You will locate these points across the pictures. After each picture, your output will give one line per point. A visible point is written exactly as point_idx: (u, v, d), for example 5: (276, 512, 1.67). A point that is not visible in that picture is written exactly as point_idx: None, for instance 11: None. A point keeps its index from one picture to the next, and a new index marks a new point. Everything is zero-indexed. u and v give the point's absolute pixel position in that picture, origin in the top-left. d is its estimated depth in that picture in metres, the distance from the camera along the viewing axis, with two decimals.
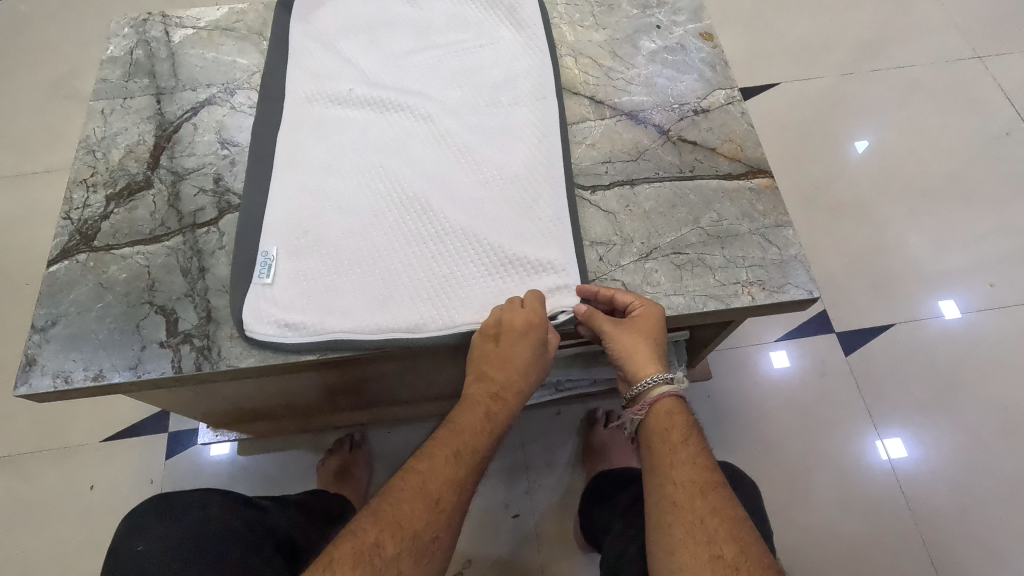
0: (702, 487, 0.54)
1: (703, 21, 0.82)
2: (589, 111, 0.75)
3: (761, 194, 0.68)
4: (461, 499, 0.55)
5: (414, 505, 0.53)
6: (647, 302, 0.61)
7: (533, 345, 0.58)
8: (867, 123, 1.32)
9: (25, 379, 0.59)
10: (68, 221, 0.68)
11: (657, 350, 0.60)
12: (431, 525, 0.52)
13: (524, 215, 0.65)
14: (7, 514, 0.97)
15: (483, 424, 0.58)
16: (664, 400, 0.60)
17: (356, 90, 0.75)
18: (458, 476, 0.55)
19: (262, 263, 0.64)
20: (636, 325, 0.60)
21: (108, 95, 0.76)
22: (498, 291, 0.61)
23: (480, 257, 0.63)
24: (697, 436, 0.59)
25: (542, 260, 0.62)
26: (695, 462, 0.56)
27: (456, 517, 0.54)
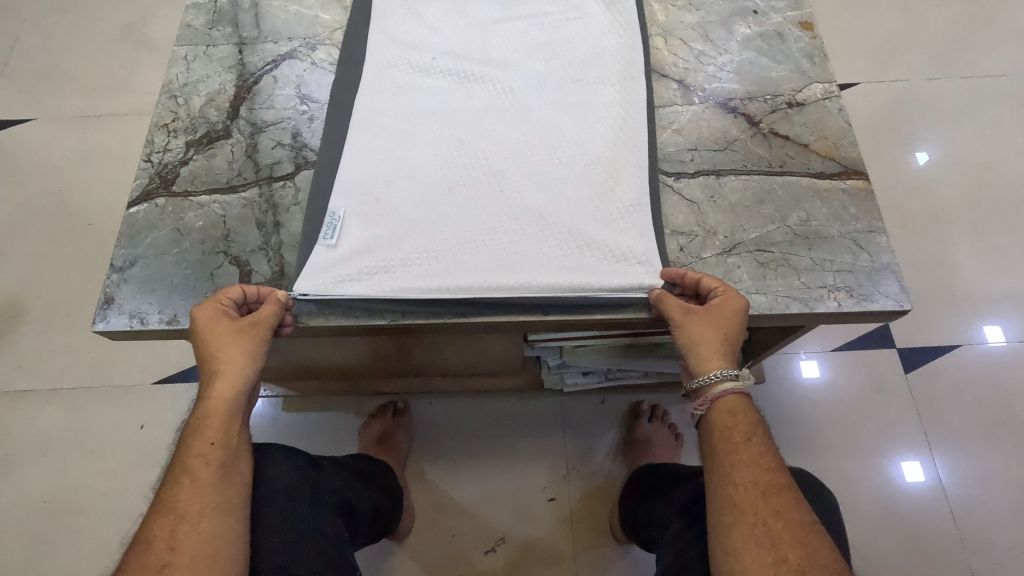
0: (765, 490, 0.53)
1: (803, 9, 0.78)
2: (676, 96, 0.72)
3: (855, 197, 0.65)
4: (185, 515, 0.50)
5: (133, 554, 0.49)
6: (729, 292, 0.58)
7: (207, 327, 0.54)
8: (950, 132, 1.26)
9: (103, 316, 0.60)
10: (148, 164, 0.68)
11: (730, 344, 0.58)
12: (150, 561, 0.48)
13: (604, 197, 0.63)
14: (62, 443, 1.01)
15: (192, 434, 0.53)
16: (727, 397, 0.57)
17: (437, 58, 0.73)
18: (167, 501, 0.50)
19: (328, 223, 0.61)
20: (714, 316, 0.57)
21: (192, 41, 0.76)
22: (577, 273, 0.59)
23: (557, 238, 0.61)
24: (760, 435, 0.56)
25: (622, 246, 0.60)
26: (759, 463, 0.54)
27: (180, 536, 0.49)
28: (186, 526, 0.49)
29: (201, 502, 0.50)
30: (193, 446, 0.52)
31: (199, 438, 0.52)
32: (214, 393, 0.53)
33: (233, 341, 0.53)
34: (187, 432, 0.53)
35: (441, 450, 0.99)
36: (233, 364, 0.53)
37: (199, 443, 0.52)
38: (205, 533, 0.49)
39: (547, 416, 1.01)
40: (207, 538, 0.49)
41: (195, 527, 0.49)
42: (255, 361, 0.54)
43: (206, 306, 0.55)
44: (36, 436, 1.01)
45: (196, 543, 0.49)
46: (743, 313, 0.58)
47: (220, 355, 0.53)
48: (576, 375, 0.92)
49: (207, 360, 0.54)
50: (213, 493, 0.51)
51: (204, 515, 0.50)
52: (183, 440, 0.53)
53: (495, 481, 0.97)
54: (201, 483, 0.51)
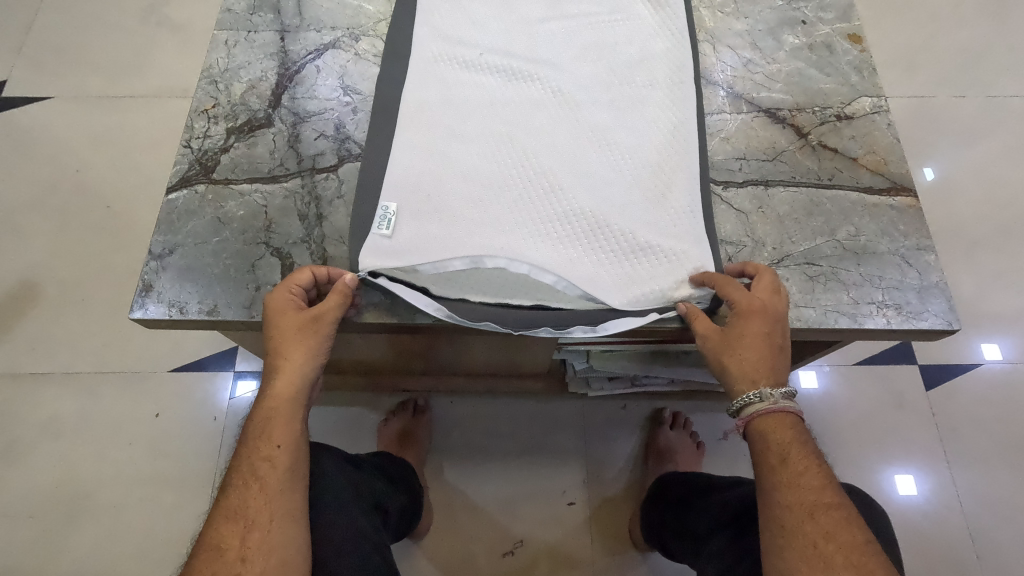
0: (811, 510, 0.50)
1: (852, 21, 0.77)
2: (724, 104, 0.71)
3: (904, 214, 0.65)
4: (253, 521, 0.48)
5: (199, 562, 0.47)
6: (745, 300, 0.56)
7: (282, 316, 0.53)
8: (976, 150, 1.25)
9: (141, 304, 0.59)
10: (188, 149, 0.67)
11: (748, 361, 0.55)
12: (220, 570, 0.46)
13: (656, 204, 0.63)
14: (75, 429, 0.99)
15: (257, 431, 0.51)
16: (763, 416, 0.54)
17: (485, 55, 0.72)
18: (234, 505, 0.48)
19: (381, 216, 0.61)
20: (738, 333, 0.55)
21: (232, 26, 0.75)
22: (631, 278, 0.60)
23: (609, 243, 0.61)
24: (801, 450, 0.53)
25: (675, 253, 0.60)
26: (803, 483, 0.51)
27: (252, 541, 0.47)
28: (255, 532, 0.47)
29: (270, 508, 0.48)
30: (259, 445, 0.50)
31: (263, 436, 0.51)
32: (280, 388, 0.51)
33: (307, 332, 0.53)
34: (252, 429, 0.52)
35: (461, 451, 0.98)
36: (298, 357, 0.52)
37: (265, 441, 0.50)
38: (276, 540, 0.47)
39: (569, 420, 1.00)
40: (277, 546, 0.47)
41: (265, 535, 0.47)
42: (320, 356, 0.53)
43: (276, 294, 0.54)
44: (49, 420, 0.99)
45: (266, 552, 0.47)
46: (765, 324, 0.55)
47: (292, 346, 0.52)
48: (602, 380, 0.92)
49: (272, 352, 0.53)
50: (282, 498, 0.49)
51: (273, 521, 0.48)
52: (248, 437, 0.51)
53: (514, 483, 0.96)
54: (269, 486, 0.49)
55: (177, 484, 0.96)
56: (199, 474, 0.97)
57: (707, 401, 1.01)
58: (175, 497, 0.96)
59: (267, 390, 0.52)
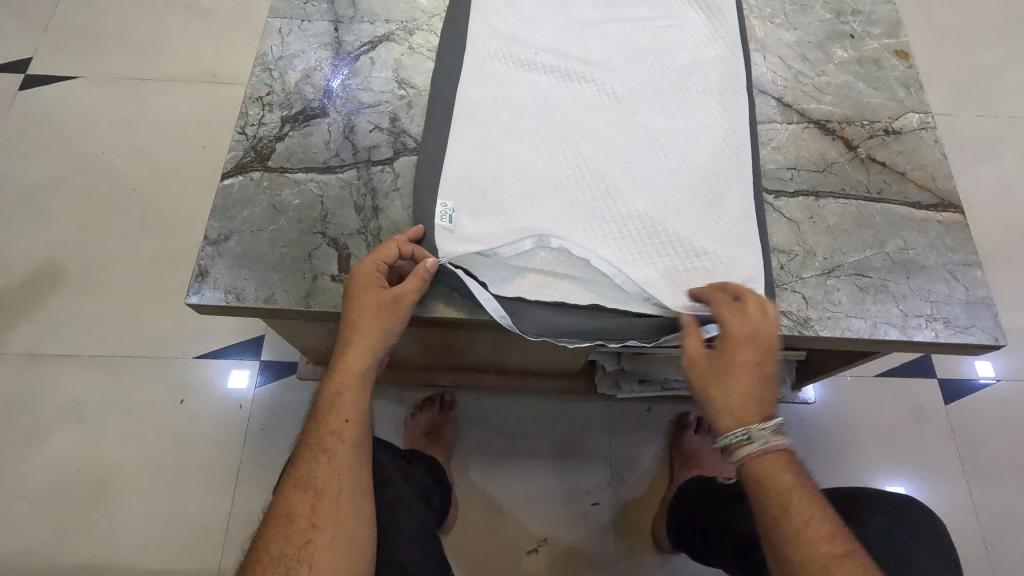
0: (825, 561, 0.48)
1: (900, 37, 0.78)
2: (775, 113, 0.72)
3: (951, 229, 0.66)
4: (323, 491, 0.53)
5: (271, 525, 0.52)
6: (738, 327, 0.54)
7: (364, 291, 0.56)
8: (999, 169, 1.27)
9: (197, 289, 0.59)
10: (243, 136, 0.67)
11: (738, 396, 0.53)
12: (293, 535, 0.51)
13: (712, 210, 0.63)
14: (99, 412, 0.99)
15: (328, 403, 0.56)
16: (761, 459, 0.52)
17: (540, 55, 0.71)
18: (304, 475, 0.53)
19: (442, 212, 0.61)
20: (729, 363, 0.54)
21: (286, 14, 0.74)
22: (688, 282, 0.60)
23: (666, 247, 0.61)
24: (802, 495, 0.51)
25: (731, 260, 0.61)
26: (812, 535, 0.49)
27: (323, 510, 0.52)
28: (325, 501, 0.52)
29: (338, 480, 0.53)
30: (329, 417, 0.55)
31: (333, 409, 0.56)
32: (353, 362, 0.56)
33: (386, 313, 0.56)
34: (324, 396, 0.56)
35: (486, 448, 0.98)
36: (373, 337, 0.56)
37: (335, 414, 0.55)
38: (344, 511, 0.53)
39: (594, 420, 1.01)
40: (346, 517, 0.52)
41: (334, 505, 0.52)
42: (392, 337, 0.57)
43: (362, 266, 0.57)
44: (74, 402, 0.99)
45: (335, 522, 0.52)
46: (757, 355, 0.54)
47: (371, 324, 0.56)
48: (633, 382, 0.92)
49: (349, 327, 0.56)
50: (349, 471, 0.54)
51: (342, 493, 0.53)
52: (321, 406, 0.56)
53: (539, 482, 0.97)
54: (338, 458, 0.54)
55: (199, 471, 0.96)
56: (222, 462, 0.96)
57: None
58: (197, 485, 0.95)
59: (340, 364, 0.56)
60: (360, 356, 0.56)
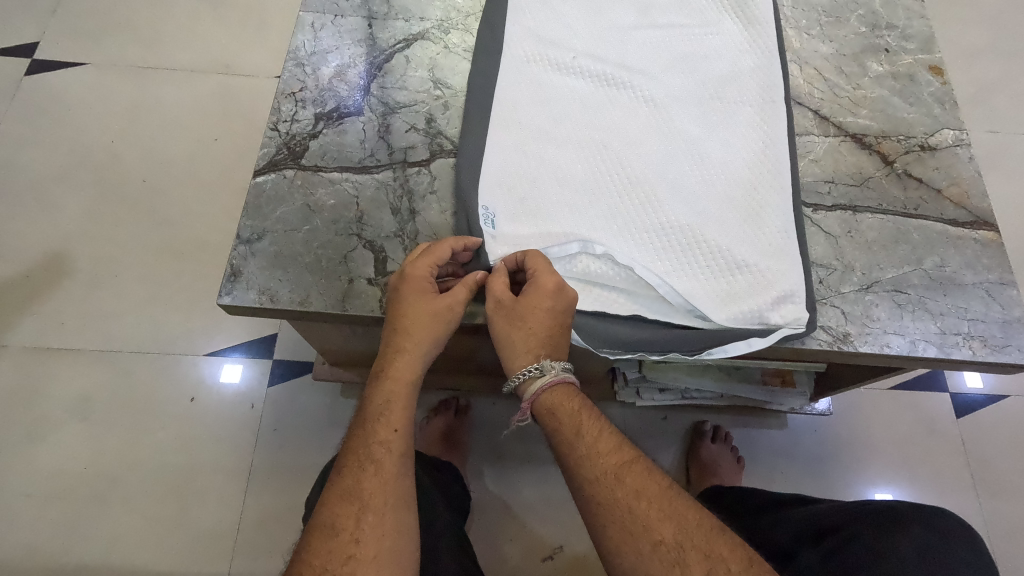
0: (618, 473, 0.53)
1: (934, 53, 0.78)
2: (812, 125, 0.72)
3: (987, 248, 0.66)
4: (368, 503, 0.51)
5: (314, 538, 0.50)
6: (546, 278, 0.55)
7: (419, 294, 0.55)
8: (1010, 184, 1.28)
9: (229, 289, 0.57)
10: (275, 133, 0.65)
11: (531, 336, 0.56)
12: (336, 548, 0.49)
13: (754, 223, 0.62)
14: (106, 408, 0.96)
15: (377, 411, 0.55)
16: (549, 390, 0.57)
17: (578, 59, 0.69)
18: (348, 486, 0.52)
19: (484, 216, 0.59)
20: (523, 307, 0.56)
21: (319, 8, 0.73)
22: (729, 295, 0.59)
23: (708, 260, 0.60)
24: (587, 417, 0.57)
25: (774, 274, 0.60)
26: (601, 452, 0.54)
27: (367, 523, 0.50)
28: (369, 515, 0.51)
29: (385, 492, 0.52)
30: (379, 426, 0.54)
31: (382, 418, 0.54)
32: (403, 368, 0.56)
33: (438, 319, 0.55)
34: (372, 405, 0.55)
35: (501, 453, 0.97)
36: (425, 343, 0.55)
37: (383, 423, 0.54)
38: (389, 524, 0.51)
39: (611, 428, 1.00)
40: (391, 530, 0.50)
41: (379, 518, 0.51)
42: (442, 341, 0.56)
43: (415, 267, 0.55)
44: (79, 398, 0.97)
45: (379, 535, 0.50)
46: (559, 304, 0.56)
47: (423, 329, 0.55)
48: (652, 391, 0.92)
49: (401, 332, 0.55)
50: (395, 482, 0.53)
51: (387, 506, 0.51)
52: (369, 414, 0.55)
53: (555, 489, 0.95)
54: (385, 469, 0.53)
55: (208, 473, 0.94)
56: (231, 463, 0.94)
57: (745, 417, 1.03)
58: (205, 486, 0.93)
59: (390, 371, 0.56)
60: (410, 361, 0.56)
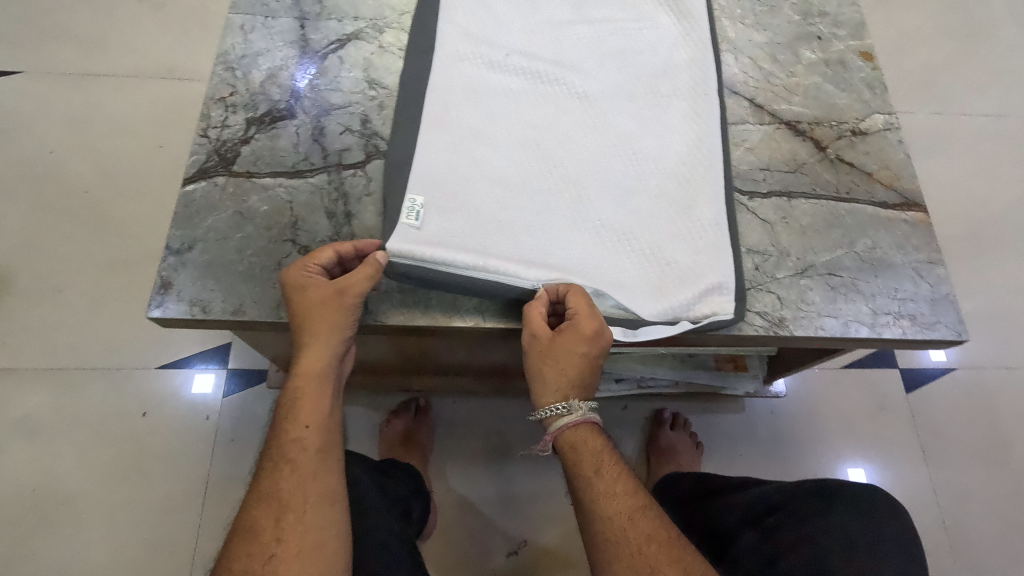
0: (631, 515, 0.54)
1: (864, 39, 0.79)
2: (747, 114, 0.73)
3: (916, 228, 0.67)
4: (288, 502, 0.51)
5: (233, 542, 0.50)
6: (585, 322, 0.55)
7: (300, 295, 0.54)
8: (951, 163, 1.32)
9: (159, 302, 0.56)
10: (205, 139, 0.64)
11: (561, 375, 0.57)
12: (255, 549, 0.49)
13: (687, 214, 0.63)
14: (53, 428, 0.94)
15: (286, 410, 0.54)
16: (573, 429, 0.57)
17: (511, 56, 0.69)
18: (267, 487, 0.51)
19: (409, 208, 0.59)
20: (556, 345, 0.56)
21: (248, 10, 0.71)
22: (662, 286, 0.60)
23: (643, 254, 0.61)
24: (609, 458, 0.57)
25: (707, 265, 0.61)
26: (618, 493, 0.55)
27: (286, 523, 0.50)
28: (290, 513, 0.50)
29: (305, 489, 0.51)
30: (289, 425, 0.53)
31: (292, 417, 0.54)
32: (304, 367, 0.54)
33: (325, 316, 0.53)
34: (282, 406, 0.54)
35: (463, 451, 0.97)
36: (324, 336, 0.54)
37: (294, 422, 0.53)
38: (312, 521, 0.51)
39: None
40: (314, 526, 0.50)
41: (300, 516, 0.50)
42: (342, 335, 0.55)
43: (293, 273, 0.54)
44: (25, 418, 0.94)
45: (302, 532, 0.50)
46: (593, 350, 0.56)
47: (313, 328, 0.53)
48: (609, 382, 0.93)
49: (298, 331, 0.54)
50: (316, 479, 0.52)
51: (309, 503, 0.51)
52: (280, 414, 0.54)
53: (517, 483, 0.96)
54: (302, 467, 0.52)
55: (164, 487, 0.92)
56: (189, 476, 0.93)
57: (705, 402, 1.05)
58: (162, 500, 0.91)
59: (297, 368, 0.54)
60: (315, 356, 0.54)
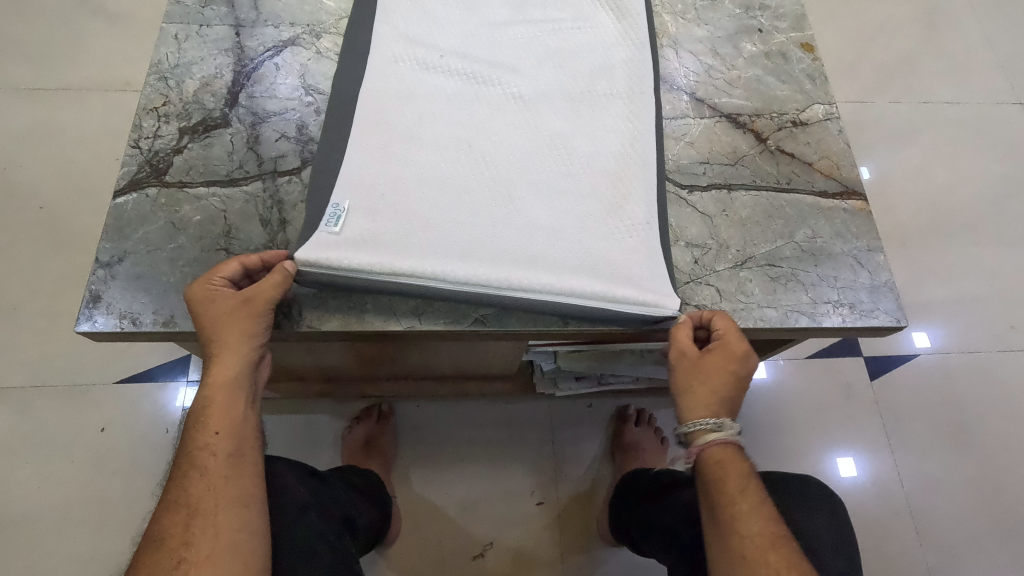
0: (770, 541, 0.50)
1: (805, 30, 0.80)
2: (688, 109, 0.73)
3: (855, 217, 0.68)
4: (197, 507, 0.50)
5: (143, 551, 0.49)
6: (734, 343, 0.57)
7: (206, 305, 0.54)
8: (912, 150, 1.33)
9: (89, 316, 0.56)
10: (137, 150, 0.63)
11: (711, 391, 0.56)
12: (164, 556, 0.48)
13: (621, 211, 0.63)
14: (9, 447, 0.93)
15: (195, 419, 0.53)
16: (718, 445, 0.54)
17: (448, 58, 0.69)
18: (175, 494, 0.51)
19: (331, 213, 0.59)
20: (710, 363, 0.57)
21: (182, 19, 0.70)
22: (595, 279, 0.60)
23: (576, 251, 0.61)
24: (752, 483, 0.54)
25: (641, 259, 0.61)
26: (761, 515, 0.52)
27: (196, 526, 0.50)
28: (199, 518, 0.50)
29: (214, 493, 0.51)
30: (198, 433, 0.53)
31: (201, 424, 0.53)
32: (213, 375, 0.54)
33: (231, 322, 0.54)
34: (190, 417, 0.54)
35: (428, 455, 0.97)
36: (232, 343, 0.54)
37: (203, 429, 0.53)
38: (223, 524, 0.50)
39: (536, 419, 1.00)
40: (225, 529, 0.50)
41: (210, 519, 0.50)
42: (252, 342, 0.55)
43: (198, 288, 0.54)
44: None
45: (212, 535, 0.49)
46: (742, 370, 0.57)
47: (220, 336, 0.54)
48: (569, 380, 0.93)
49: (206, 342, 0.54)
50: (227, 482, 0.52)
51: (219, 505, 0.51)
52: (189, 424, 0.53)
53: (483, 485, 0.95)
54: (212, 472, 0.52)
55: (123, 503, 0.91)
56: (148, 491, 0.92)
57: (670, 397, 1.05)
58: (121, 517, 0.90)
59: (206, 379, 0.54)
60: (224, 363, 0.54)
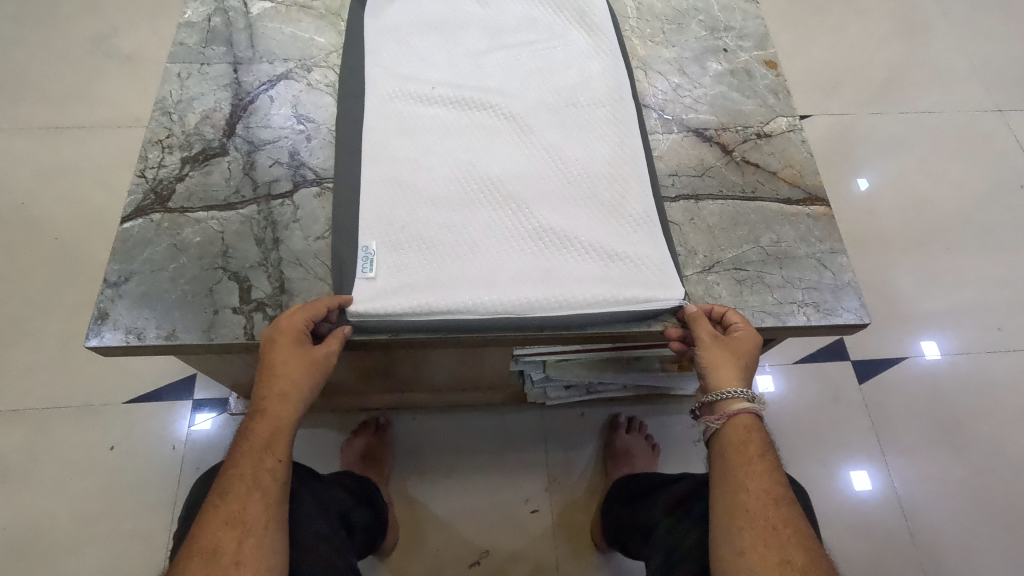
0: (775, 499, 0.53)
1: (768, 49, 0.84)
2: (657, 125, 0.77)
3: (819, 221, 0.71)
4: (251, 525, 0.53)
5: (191, 561, 0.50)
6: (751, 327, 0.62)
7: (295, 342, 0.58)
8: (891, 159, 1.37)
9: (97, 332, 0.60)
10: (142, 179, 0.68)
11: (741, 369, 0.60)
12: (214, 571, 0.50)
13: (615, 213, 0.68)
14: (24, 466, 0.97)
15: (260, 443, 0.56)
16: (745, 415, 0.58)
17: (437, 87, 0.74)
18: (233, 511, 0.53)
19: (363, 257, 0.63)
20: (736, 344, 0.61)
21: (185, 58, 0.76)
22: (607, 284, 0.63)
23: (582, 254, 0.65)
24: (772, 453, 0.57)
25: (638, 256, 0.65)
26: (772, 477, 0.55)
27: (246, 542, 0.52)
28: (252, 538, 0.52)
29: (268, 515, 0.54)
30: (263, 457, 0.55)
31: (268, 449, 0.56)
32: (285, 406, 0.57)
33: (312, 366, 0.58)
34: (252, 440, 0.56)
35: (424, 466, 1.00)
36: (307, 382, 0.58)
37: (268, 454, 0.55)
38: (269, 545, 0.53)
39: (530, 429, 1.03)
40: (270, 551, 0.52)
41: (260, 541, 0.52)
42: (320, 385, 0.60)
43: (292, 319, 0.59)
44: None
45: (260, 556, 0.52)
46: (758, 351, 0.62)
47: (299, 373, 0.58)
48: (559, 389, 0.96)
49: (280, 374, 0.57)
50: (278, 505, 0.55)
51: (270, 527, 0.53)
52: (251, 446, 0.56)
53: (479, 494, 0.98)
54: (269, 495, 0.54)
55: (131, 519, 0.94)
56: (156, 506, 0.95)
57: (661, 404, 1.07)
58: (129, 532, 0.94)
59: (278, 408, 0.57)
60: (292, 401, 0.58)
